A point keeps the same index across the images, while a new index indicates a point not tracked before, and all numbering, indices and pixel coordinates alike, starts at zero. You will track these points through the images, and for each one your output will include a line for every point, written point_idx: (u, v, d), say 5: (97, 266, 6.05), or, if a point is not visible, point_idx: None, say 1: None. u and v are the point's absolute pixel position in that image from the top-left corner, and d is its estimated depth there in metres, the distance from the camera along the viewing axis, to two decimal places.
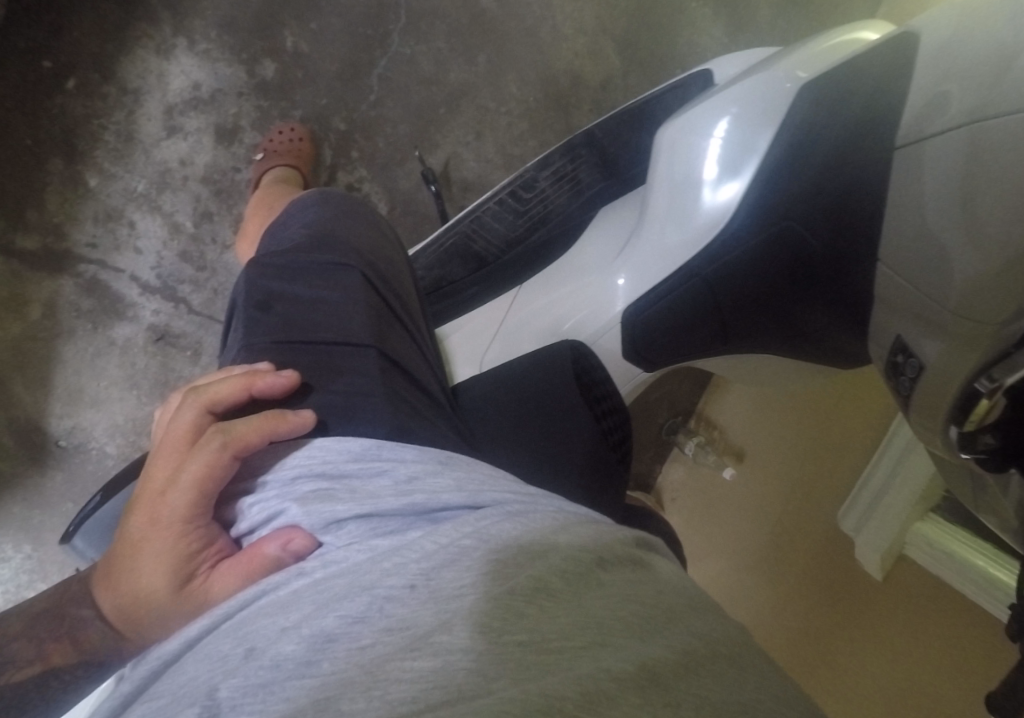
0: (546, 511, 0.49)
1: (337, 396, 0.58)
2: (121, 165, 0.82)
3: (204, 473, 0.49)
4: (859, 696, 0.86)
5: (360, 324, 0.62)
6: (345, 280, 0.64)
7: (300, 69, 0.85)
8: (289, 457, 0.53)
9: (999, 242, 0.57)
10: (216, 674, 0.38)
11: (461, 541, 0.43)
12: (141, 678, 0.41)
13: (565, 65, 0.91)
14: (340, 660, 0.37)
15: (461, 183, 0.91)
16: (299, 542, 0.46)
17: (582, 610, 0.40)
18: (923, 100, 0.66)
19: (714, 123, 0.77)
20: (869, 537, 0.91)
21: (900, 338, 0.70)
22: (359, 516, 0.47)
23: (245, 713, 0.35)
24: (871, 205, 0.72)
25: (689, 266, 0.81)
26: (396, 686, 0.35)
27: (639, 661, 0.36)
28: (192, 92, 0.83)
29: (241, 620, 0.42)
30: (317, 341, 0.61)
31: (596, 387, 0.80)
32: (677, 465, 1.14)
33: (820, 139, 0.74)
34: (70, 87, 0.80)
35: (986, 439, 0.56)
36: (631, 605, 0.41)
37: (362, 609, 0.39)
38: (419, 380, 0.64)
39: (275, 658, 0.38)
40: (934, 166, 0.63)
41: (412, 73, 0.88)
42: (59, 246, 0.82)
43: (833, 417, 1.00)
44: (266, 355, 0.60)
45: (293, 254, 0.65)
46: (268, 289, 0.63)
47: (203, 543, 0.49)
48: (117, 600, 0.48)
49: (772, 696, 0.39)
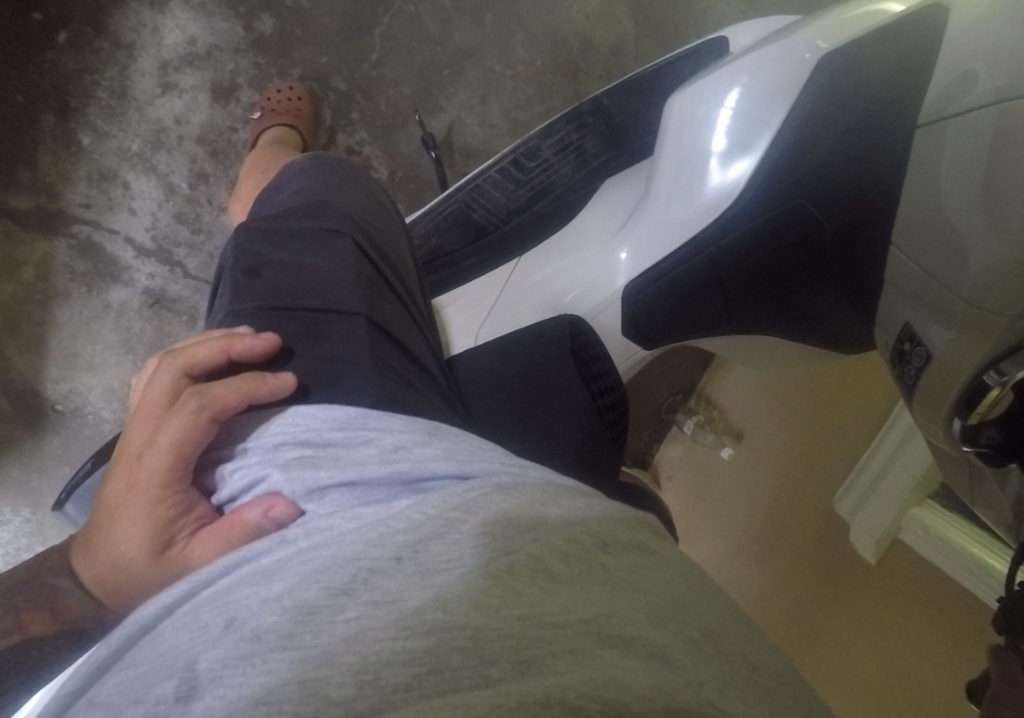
0: (534, 484, 0.49)
1: (320, 364, 0.56)
2: (114, 123, 0.80)
3: (181, 437, 0.48)
4: (852, 674, 0.87)
5: (351, 292, 0.60)
6: (337, 246, 0.62)
7: (299, 26, 0.82)
8: (271, 423, 0.52)
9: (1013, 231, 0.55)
10: (196, 645, 0.38)
11: (451, 516, 0.43)
12: (118, 641, 0.41)
13: (576, 26, 0.87)
14: (324, 634, 0.37)
15: (463, 149, 0.88)
16: (279, 509, 0.47)
17: (584, 592, 0.39)
18: (950, 77, 0.63)
19: (725, 93, 0.73)
20: (866, 520, 0.90)
21: (909, 326, 0.68)
22: (343, 483, 0.47)
23: (227, 685, 0.35)
24: (887, 192, 0.70)
25: (695, 241, 0.79)
26: (390, 670, 0.35)
27: (625, 667, 0.35)
28: (187, 48, 0.81)
29: (222, 588, 0.42)
30: (304, 307, 0.59)
31: (594, 364, 0.78)
32: (676, 443, 1.12)
33: (836, 116, 0.71)
34: (61, 40, 0.78)
35: (990, 434, 0.55)
36: (636, 592, 0.41)
37: (345, 581, 0.39)
38: (411, 351, 0.63)
39: (256, 630, 0.37)
40: (955, 147, 0.61)
41: (415, 32, 0.84)
42: (51, 206, 0.80)
43: (836, 392, 0.99)
44: (249, 322, 0.59)
45: (285, 219, 0.64)
46: (256, 254, 0.61)
47: (182, 508, 0.49)
48: (98, 566, 0.48)
49: (768, 697, 0.38)
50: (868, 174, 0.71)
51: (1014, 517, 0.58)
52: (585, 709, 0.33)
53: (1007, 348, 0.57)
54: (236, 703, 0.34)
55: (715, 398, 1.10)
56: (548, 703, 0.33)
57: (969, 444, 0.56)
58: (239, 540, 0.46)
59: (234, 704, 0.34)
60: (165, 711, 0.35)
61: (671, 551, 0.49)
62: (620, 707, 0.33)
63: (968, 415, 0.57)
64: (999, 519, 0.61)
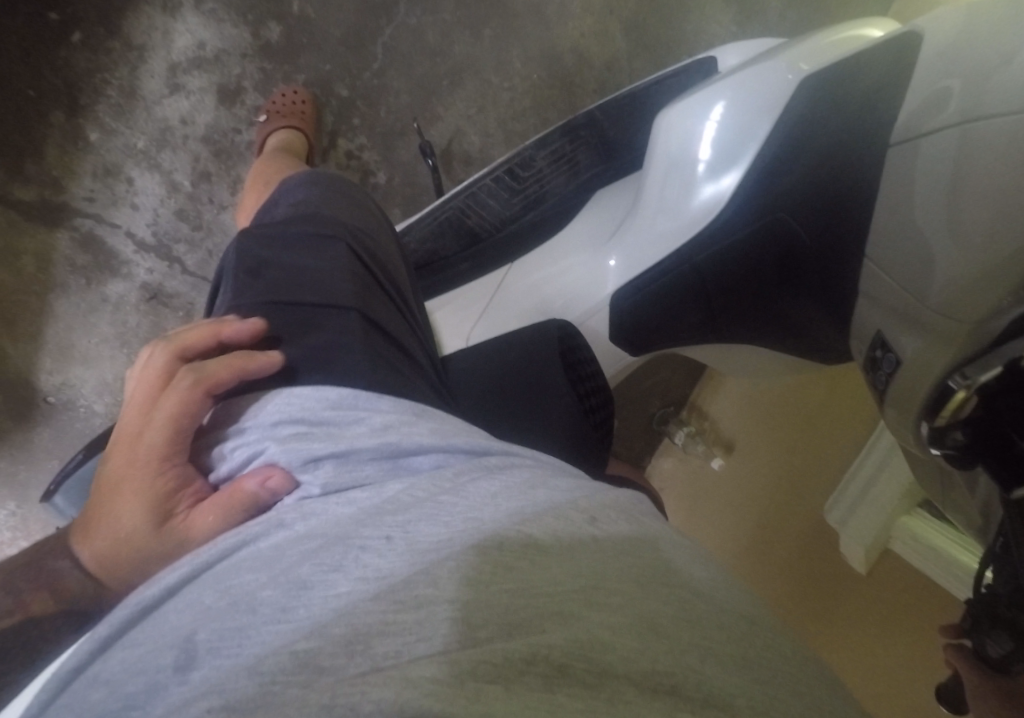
0: (527, 467, 0.52)
1: (300, 349, 0.59)
2: (122, 121, 0.82)
3: (178, 410, 0.52)
4: (876, 680, 0.85)
5: (345, 290, 0.63)
6: (333, 254, 0.65)
7: (306, 34, 0.84)
8: (264, 403, 0.55)
9: (982, 248, 0.58)
10: (195, 620, 0.39)
11: (424, 492, 0.47)
12: (119, 622, 0.42)
13: (571, 44, 0.90)
14: (316, 606, 0.39)
15: (460, 158, 0.90)
16: (276, 480, 0.49)
17: (576, 563, 0.42)
18: (922, 99, 0.66)
19: (709, 107, 0.77)
20: (854, 528, 0.90)
21: (878, 333, 0.71)
22: (334, 454, 0.49)
23: (222, 656, 0.37)
24: (864, 206, 0.72)
25: (682, 250, 0.81)
26: (383, 643, 0.36)
27: (611, 627, 0.38)
28: (196, 51, 0.82)
29: (220, 571, 0.43)
30: (300, 302, 0.62)
31: (581, 365, 0.80)
32: (667, 456, 1.16)
33: (819, 131, 0.74)
34: (74, 40, 0.79)
35: (955, 436, 0.56)
36: (626, 560, 0.44)
37: (336, 560, 0.41)
38: (401, 344, 0.65)
39: (252, 602, 0.39)
40: (927, 163, 0.64)
41: (417, 44, 0.87)
42: (56, 199, 0.82)
43: (824, 407, 0.99)
44: (253, 313, 0.62)
45: (284, 226, 0.67)
46: (258, 256, 0.65)
47: (180, 482, 0.51)
48: (99, 545, 0.51)
49: (775, 650, 0.43)
50: (844, 188, 0.74)
51: (981, 522, 0.63)
52: (571, 665, 0.36)
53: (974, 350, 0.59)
54: (231, 670, 0.36)
55: (705, 409, 1.14)
56: (536, 658, 0.36)
57: (935, 446, 0.58)
58: (240, 511, 0.49)
59: (231, 672, 0.36)
60: (164, 680, 0.37)
61: (646, 521, 0.51)
62: (606, 666, 0.36)
63: (934, 417, 0.59)
64: (970, 523, 0.66)
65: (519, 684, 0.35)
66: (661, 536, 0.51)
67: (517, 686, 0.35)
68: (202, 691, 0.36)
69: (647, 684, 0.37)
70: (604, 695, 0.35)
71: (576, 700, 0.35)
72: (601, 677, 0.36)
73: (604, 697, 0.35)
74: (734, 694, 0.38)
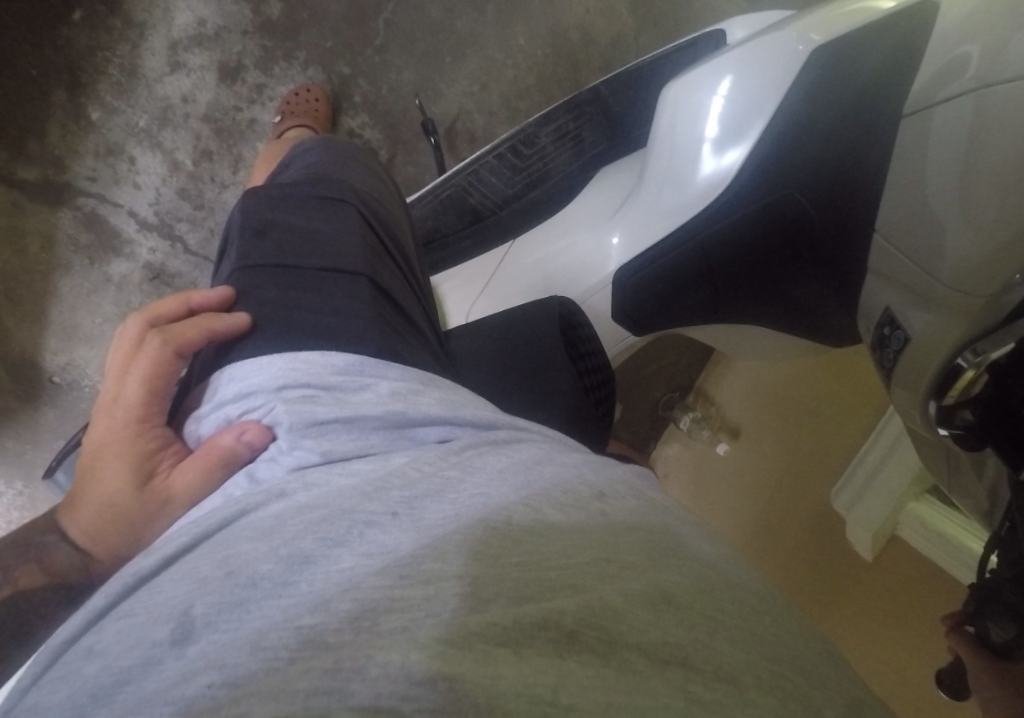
0: (531, 443, 0.52)
1: (277, 307, 0.59)
2: (123, 100, 0.82)
3: (152, 370, 0.55)
4: (884, 666, 0.84)
5: (355, 253, 0.64)
6: (342, 214, 0.66)
7: (306, 10, 0.83)
8: (218, 374, 0.57)
9: (986, 218, 0.57)
10: (193, 593, 0.39)
11: (446, 465, 0.47)
12: (113, 593, 0.41)
13: (575, 19, 0.88)
14: (318, 581, 0.39)
15: (464, 136, 0.89)
16: (251, 433, 0.51)
17: (584, 537, 0.43)
18: (945, 59, 0.63)
19: (717, 80, 0.75)
20: (861, 515, 0.89)
21: (888, 311, 0.69)
22: (340, 420, 0.49)
23: (221, 629, 0.37)
24: (872, 180, 0.71)
25: (688, 227, 0.79)
26: (388, 617, 0.36)
27: (622, 595, 0.39)
28: (197, 29, 0.82)
29: (218, 542, 0.43)
30: (309, 265, 0.62)
31: (581, 343, 0.79)
32: (672, 442, 1.15)
33: (832, 100, 0.72)
34: (76, 18, 0.79)
35: (964, 415, 0.57)
36: (635, 534, 0.45)
37: (340, 533, 0.41)
38: (408, 313, 0.65)
39: (252, 576, 0.39)
40: (939, 132, 0.62)
41: (418, 20, 0.86)
42: (59, 178, 0.82)
43: (832, 390, 0.98)
44: (257, 276, 0.62)
45: (292, 190, 0.68)
46: (264, 218, 0.65)
47: (159, 444, 0.54)
48: (85, 519, 0.53)
49: (783, 629, 0.43)
50: (852, 158, 0.72)
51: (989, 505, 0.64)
52: (581, 632, 0.37)
53: (989, 325, 0.59)
54: (231, 645, 0.36)
55: (713, 395, 1.12)
56: (548, 623, 0.37)
57: (945, 426, 0.59)
58: (216, 464, 0.51)
59: (231, 645, 0.36)
60: (160, 654, 0.36)
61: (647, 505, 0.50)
62: (617, 634, 0.38)
63: (943, 396, 0.60)
64: (975, 507, 0.67)
65: (530, 649, 0.36)
66: (668, 516, 0.50)
67: (528, 649, 0.36)
68: (198, 666, 0.35)
69: (659, 655, 0.38)
70: (614, 662, 0.36)
71: (585, 666, 0.36)
72: (612, 644, 0.37)
73: (613, 665, 0.36)
74: (743, 672, 0.39)
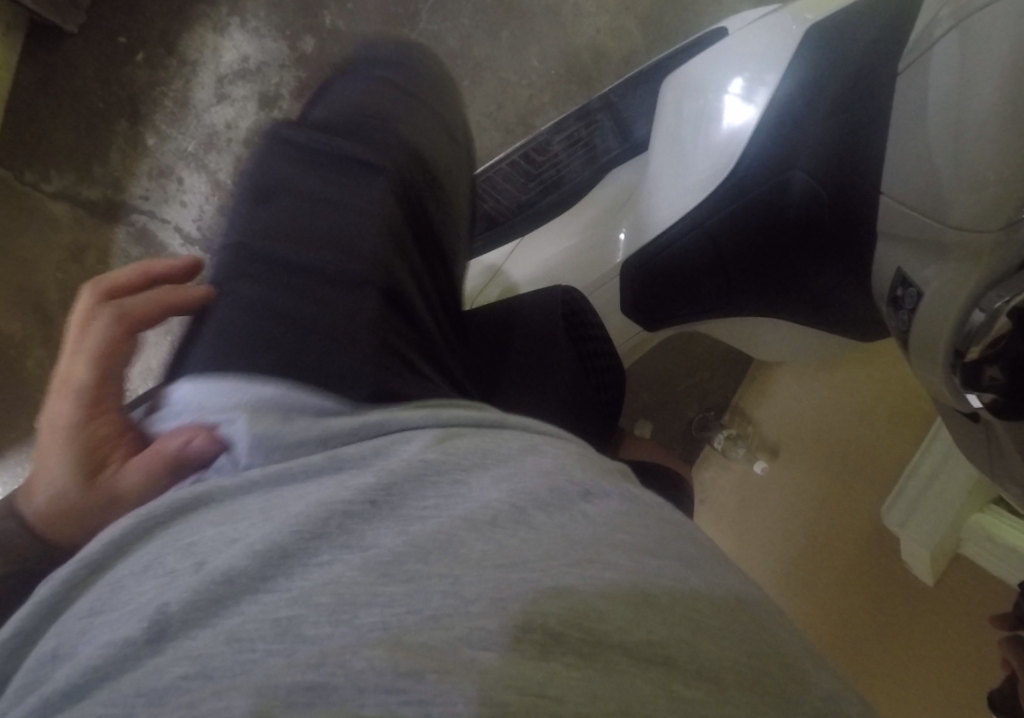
0: (511, 437, 0.46)
1: (254, 311, 0.54)
2: (176, 127, 0.94)
3: (104, 345, 0.51)
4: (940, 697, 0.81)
5: (364, 255, 0.58)
6: (370, 192, 0.61)
7: (336, 43, 0.93)
8: (178, 386, 0.51)
9: (980, 158, 0.52)
10: (166, 590, 0.35)
11: (427, 456, 0.42)
12: (65, 579, 0.38)
13: (586, 41, 0.94)
14: (301, 579, 0.35)
15: (480, 151, 0.96)
16: (198, 441, 0.45)
17: (564, 533, 0.39)
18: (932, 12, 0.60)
19: (729, 80, 0.78)
20: (916, 533, 0.85)
21: (900, 270, 0.64)
22: (311, 439, 0.44)
23: (199, 627, 0.34)
24: (849, 140, 0.68)
25: (697, 215, 0.81)
26: (366, 610, 0.33)
27: (607, 597, 0.36)
28: (241, 63, 0.94)
29: (178, 531, 0.39)
30: (315, 256, 0.58)
31: (587, 329, 0.80)
32: (707, 466, 1.05)
33: (828, 75, 0.71)
34: (138, 59, 0.93)
35: (991, 373, 0.52)
36: (621, 533, 0.40)
37: (316, 525, 0.37)
38: (416, 316, 0.60)
39: (225, 573, 0.35)
40: (937, 71, 0.57)
41: (438, 48, 0.94)
42: (117, 197, 0.94)
43: (875, 404, 0.94)
44: (258, 257, 0.57)
45: (324, 144, 0.62)
46: (278, 177, 0.61)
47: (113, 432, 0.51)
48: (36, 507, 0.49)
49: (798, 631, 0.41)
50: (846, 119, 0.68)
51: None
52: (565, 633, 0.34)
53: (1004, 271, 0.53)
54: (210, 642, 0.33)
55: (750, 412, 1.03)
56: (531, 626, 0.34)
57: (973, 389, 0.54)
58: (163, 468, 0.46)
59: (206, 642, 0.33)
60: (135, 651, 0.33)
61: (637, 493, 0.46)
62: (602, 635, 0.34)
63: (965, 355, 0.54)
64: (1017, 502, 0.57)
65: (515, 654, 0.32)
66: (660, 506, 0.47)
67: (513, 656, 0.32)
68: (178, 661, 0.32)
69: (643, 655, 0.34)
70: (599, 663, 0.33)
71: (570, 669, 0.32)
72: (595, 647, 0.33)
73: (599, 667, 0.33)
74: (726, 669, 0.35)
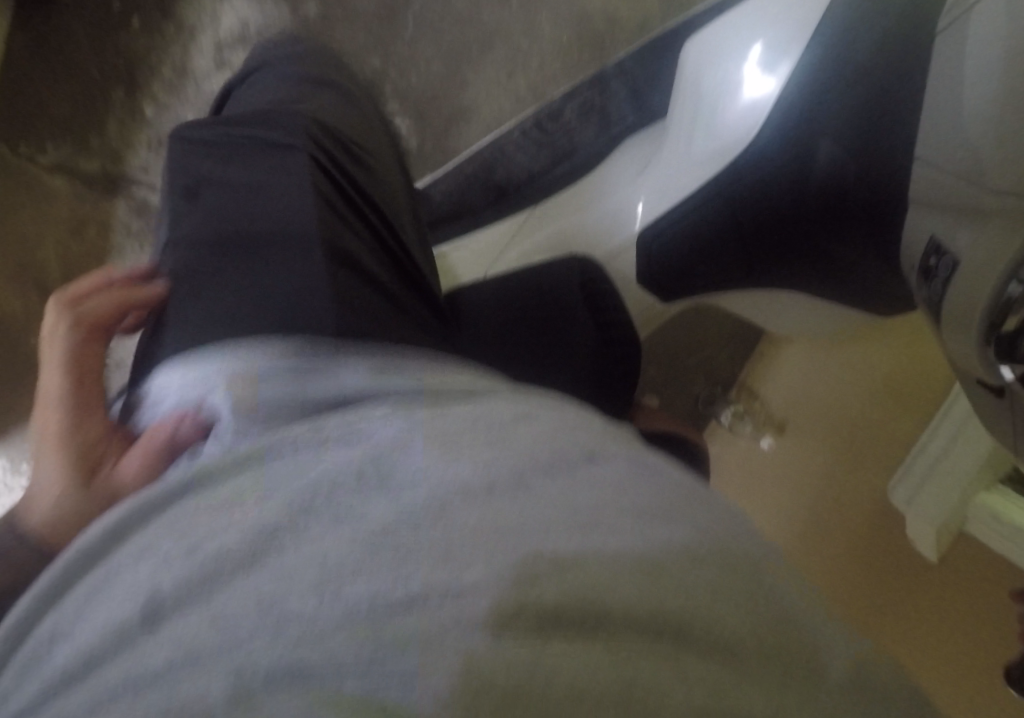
0: (504, 401, 0.43)
1: (208, 308, 0.51)
2: (175, 97, 0.91)
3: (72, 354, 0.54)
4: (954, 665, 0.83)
5: (299, 212, 0.57)
6: (287, 162, 0.62)
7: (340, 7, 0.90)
8: (155, 374, 0.50)
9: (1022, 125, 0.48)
10: (160, 572, 0.33)
11: (419, 425, 0.39)
12: (56, 573, 0.36)
13: (601, 3, 0.90)
14: (295, 556, 0.33)
15: (490, 120, 0.92)
16: (187, 420, 0.45)
17: (569, 500, 0.37)
18: None
19: (747, 47, 0.76)
20: (926, 507, 0.86)
21: (934, 237, 0.60)
22: (290, 397, 0.42)
23: (198, 610, 0.31)
24: (884, 105, 0.65)
25: (712, 182, 0.79)
26: (350, 585, 0.31)
27: (611, 568, 0.33)
28: (240, 28, 0.90)
29: (171, 512, 0.37)
30: (246, 225, 0.57)
31: (607, 300, 0.80)
32: (715, 439, 1.02)
33: (859, 38, 0.67)
34: (133, 25, 0.89)
35: None
36: (626, 497, 0.38)
37: (306, 499, 0.35)
38: (375, 275, 0.57)
39: (219, 553, 0.33)
40: (977, 33, 0.54)
41: (446, 12, 0.90)
42: (116, 170, 0.91)
43: (892, 380, 0.92)
44: (192, 249, 0.57)
45: (235, 139, 0.65)
46: (196, 175, 0.62)
47: (104, 432, 0.51)
48: (44, 517, 0.49)
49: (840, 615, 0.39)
50: (884, 80, 0.65)
51: None
52: (565, 609, 0.31)
53: None
54: (207, 624, 0.30)
55: (755, 388, 1.00)
56: (525, 601, 0.31)
57: (1009, 363, 0.49)
58: (161, 454, 0.45)
59: (204, 625, 0.30)
60: (134, 634, 0.31)
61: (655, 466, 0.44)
62: (604, 607, 0.31)
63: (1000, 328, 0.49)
64: None
65: (509, 630, 0.30)
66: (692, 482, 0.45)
67: (503, 633, 0.30)
68: (177, 648, 0.30)
69: (650, 629, 0.31)
70: (602, 640, 0.31)
71: (570, 643, 0.30)
72: (595, 624, 0.31)
73: (601, 643, 0.30)
74: (744, 639, 0.32)
